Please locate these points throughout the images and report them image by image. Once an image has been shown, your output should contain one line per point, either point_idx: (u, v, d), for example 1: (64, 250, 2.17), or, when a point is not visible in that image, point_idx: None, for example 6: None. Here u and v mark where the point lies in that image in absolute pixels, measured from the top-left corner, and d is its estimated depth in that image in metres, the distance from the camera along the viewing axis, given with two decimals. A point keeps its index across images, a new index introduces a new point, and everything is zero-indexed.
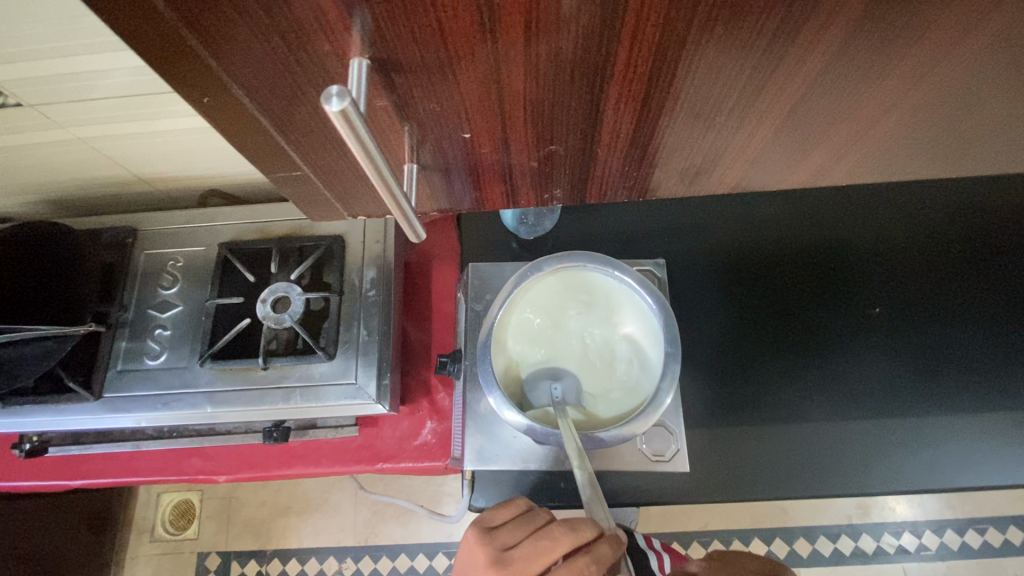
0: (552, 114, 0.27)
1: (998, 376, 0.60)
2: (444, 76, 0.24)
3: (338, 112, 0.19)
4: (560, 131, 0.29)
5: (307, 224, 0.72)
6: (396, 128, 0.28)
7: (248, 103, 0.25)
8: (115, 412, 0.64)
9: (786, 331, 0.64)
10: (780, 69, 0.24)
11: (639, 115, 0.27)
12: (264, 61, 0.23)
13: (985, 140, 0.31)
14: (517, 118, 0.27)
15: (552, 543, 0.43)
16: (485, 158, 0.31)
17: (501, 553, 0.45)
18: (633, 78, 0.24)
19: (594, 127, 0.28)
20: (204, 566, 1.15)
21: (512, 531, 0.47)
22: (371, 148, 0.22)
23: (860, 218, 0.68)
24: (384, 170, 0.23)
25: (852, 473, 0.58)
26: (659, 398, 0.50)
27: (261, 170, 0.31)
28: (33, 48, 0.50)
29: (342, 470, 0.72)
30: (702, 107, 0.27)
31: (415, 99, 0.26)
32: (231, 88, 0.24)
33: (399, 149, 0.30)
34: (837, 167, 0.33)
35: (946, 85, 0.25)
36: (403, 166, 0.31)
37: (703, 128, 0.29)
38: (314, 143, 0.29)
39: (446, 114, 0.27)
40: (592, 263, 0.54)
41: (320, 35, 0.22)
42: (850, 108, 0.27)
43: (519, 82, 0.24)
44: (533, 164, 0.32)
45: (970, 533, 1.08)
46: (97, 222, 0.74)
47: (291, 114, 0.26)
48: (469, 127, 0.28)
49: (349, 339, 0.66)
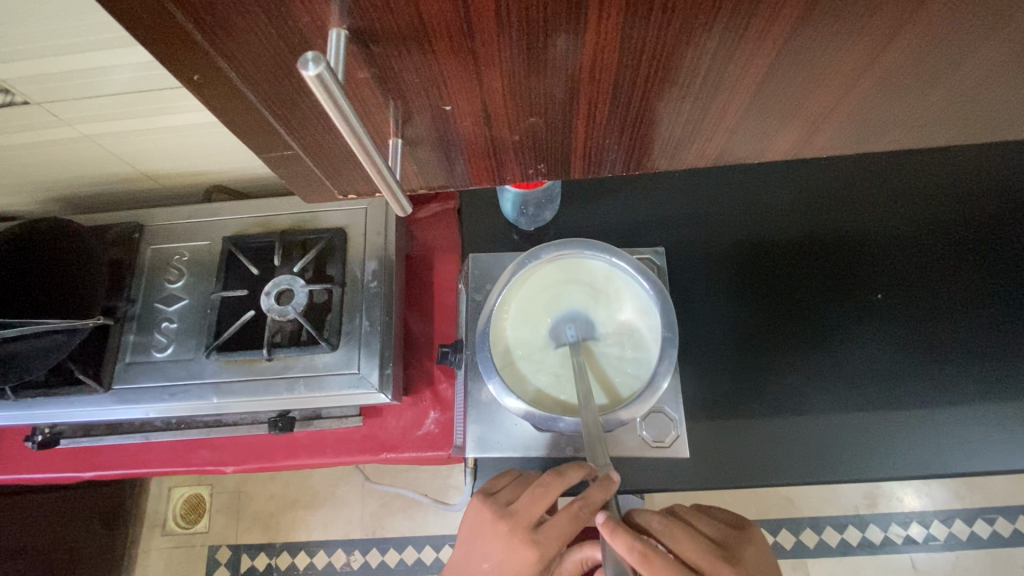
0: (530, 83, 0.27)
1: (999, 359, 0.60)
2: (421, 48, 0.24)
3: (315, 77, 0.19)
4: (538, 100, 0.29)
5: (310, 217, 0.73)
6: (378, 100, 0.28)
7: (233, 75, 0.26)
8: (124, 404, 0.66)
9: (786, 317, 0.65)
10: (746, 35, 0.24)
11: (615, 82, 0.28)
12: (248, 36, 0.24)
13: (973, 110, 0.31)
14: (495, 88, 0.28)
15: (546, 488, 0.46)
16: (468, 131, 0.32)
17: (503, 507, 0.47)
18: (604, 46, 0.25)
19: (571, 97, 0.29)
20: (215, 559, 1.17)
21: (513, 491, 0.49)
22: (350, 115, 0.22)
23: (860, 203, 0.68)
24: (365, 137, 0.24)
25: (851, 459, 0.58)
26: (658, 383, 0.52)
27: (252, 148, 0.32)
28: (38, 46, 0.51)
29: (347, 460, 0.73)
30: (676, 74, 0.27)
31: (395, 71, 0.26)
32: (216, 59, 0.25)
33: (384, 121, 0.30)
34: (816, 137, 0.33)
35: (917, 53, 0.26)
36: (388, 141, 0.32)
37: (679, 96, 0.29)
38: (300, 118, 0.29)
39: (426, 87, 0.27)
40: (587, 250, 0.56)
41: (298, 6, 0.22)
42: (821, 76, 0.27)
43: (494, 51, 0.25)
44: (516, 137, 0.33)
45: (979, 523, 1.07)
46: (104, 218, 0.75)
47: (275, 87, 0.27)
48: (449, 101, 0.29)
49: (351, 330, 0.67)
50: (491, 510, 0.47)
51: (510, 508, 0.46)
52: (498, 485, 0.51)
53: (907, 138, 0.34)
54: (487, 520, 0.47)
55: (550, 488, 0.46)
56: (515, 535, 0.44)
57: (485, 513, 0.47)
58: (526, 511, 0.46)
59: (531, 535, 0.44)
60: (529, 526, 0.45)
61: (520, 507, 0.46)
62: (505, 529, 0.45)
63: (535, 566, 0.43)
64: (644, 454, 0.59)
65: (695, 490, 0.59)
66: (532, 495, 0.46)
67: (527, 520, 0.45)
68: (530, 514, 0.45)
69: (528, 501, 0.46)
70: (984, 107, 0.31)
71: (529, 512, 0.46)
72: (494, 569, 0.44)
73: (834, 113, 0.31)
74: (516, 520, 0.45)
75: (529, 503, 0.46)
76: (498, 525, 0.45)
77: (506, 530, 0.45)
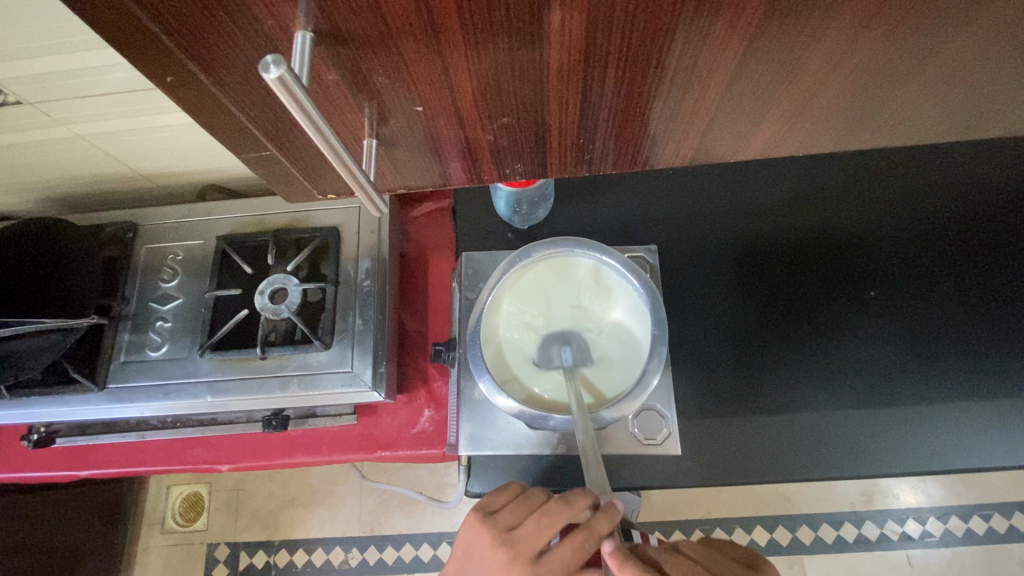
0: (501, 83, 0.28)
1: (988, 355, 0.60)
2: (387, 50, 0.25)
3: (277, 79, 0.19)
4: (510, 101, 0.29)
5: (304, 216, 0.73)
6: (350, 101, 0.29)
7: (204, 78, 0.26)
8: (119, 403, 0.66)
9: (776, 316, 0.65)
10: (711, 35, 0.24)
11: (585, 81, 0.28)
12: (216, 40, 0.24)
13: (954, 107, 0.31)
14: (467, 89, 0.28)
15: (551, 519, 0.46)
16: (444, 132, 0.32)
17: (505, 531, 0.47)
18: (571, 46, 0.25)
19: (542, 97, 0.29)
20: (214, 557, 1.18)
21: (514, 511, 0.49)
22: (315, 117, 0.22)
23: (850, 201, 0.68)
24: (334, 140, 0.24)
25: (843, 456, 0.58)
26: (648, 380, 0.52)
27: (230, 149, 0.32)
28: (30, 46, 0.51)
29: (342, 458, 0.73)
30: (646, 74, 0.27)
31: (364, 72, 0.26)
32: (187, 63, 0.25)
33: (357, 122, 0.31)
34: (794, 135, 0.33)
35: (881, 51, 0.26)
36: (363, 142, 0.32)
37: (650, 95, 0.29)
38: (272, 120, 0.29)
39: (397, 88, 0.28)
40: (577, 248, 0.56)
41: (262, 10, 0.22)
42: (789, 74, 0.27)
43: (461, 53, 0.25)
44: (491, 137, 0.33)
45: (974, 520, 1.08)
46: (99, 217, 0.75)
47: (246, 90, 0.27)
48: (421, 101, 0.29)
49: (345, 328, 0.67)
50: (492, 531, 0.47)
51: (511, 535, 0.46)
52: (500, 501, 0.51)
53: (888, 135, 0.34)
54: (485, 541, 0.47)
55: (556, 518, 0.46)
56: (515, 564, 0.45)
57: (484, 538, 0.47)
58: (529, 540, 0.46)
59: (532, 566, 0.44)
60: (531, 557, 0.45)
61: (523, 536, 0.46)
62: (505, 557, 0.45)
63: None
64: (636, 451, 0.60)
65: (688, 487, 0.60)
66: (539, 524, 0.46)
67: (530, 550, 0.45)
68: (532, 544, 0.45)
69: (533, 531, 0.46)
70: (962, 104, 0.31)
71: (532, 541, 0.46)
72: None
73: (809, 110, 0.31)
74: (517, 551, 0.45)
75: (534, 534, 0.46)
76: (498, 552, 0.46)
77: (506, 560, 0.45)
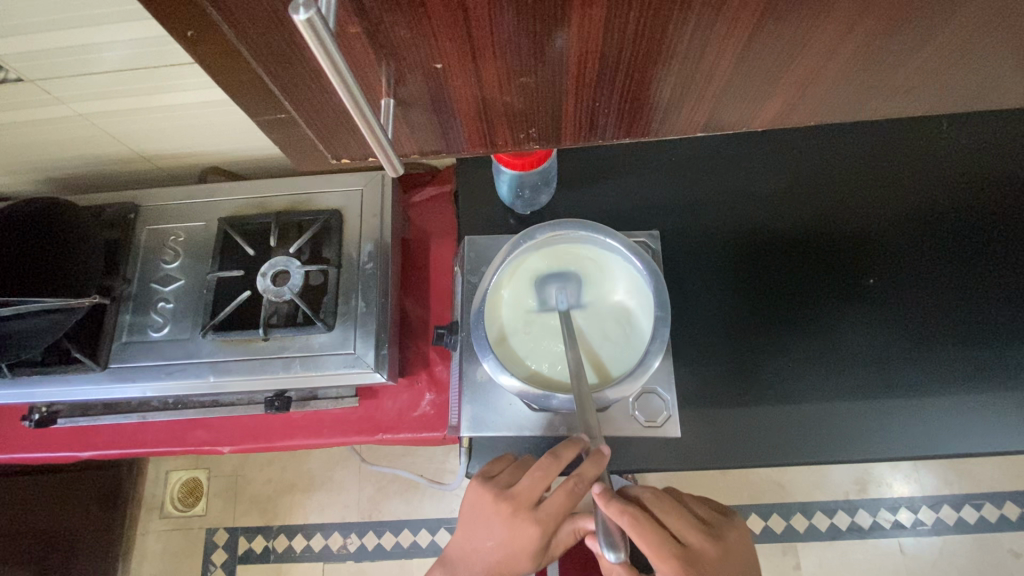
0: (519, 43, 0.28)
1: (984, 340, 0.61)
2: (409, 2, 0.25)
3: (306, 22, 0.19)
4: (529, 61, 0.29)
5: (306, 199, 0.73)
6: (370, 57, 0.29)
7: (225, 28, 0.26)
8: (121, 382, 0.66)
9: (777, 299, 0.65)
10: None
11: (605, 40, 0.28)
12: None
13: (957, 80, 0.32)
14: (486, 47, 0.28)
15: (545, 471, 0.46)
16: (460, 91, 0.32)
17: (503, 489, 0.48)
18: (593, 4, 0.25)
19: (561, 56, 0.29)
20: (213, 542, 1.18)
21: (511, 474, 0.50)
22: (339, 65, 0.22)
23: (853, 185, 0.69)
24: (355, 90, 0.24)
25: (841, 440, 0.59)
26: (649, 362, 0.53)
27: (243, 106, 0.33)
28: (28, 21, 0.50)
29: (343, 440, 0.74)
30: (667, 35, 0.27)
31: (386, 25, 0.26)
32: (210, 13, 0.25)
33: (376, 82, 0.31)
34: (804, 105, 0.34)
35: (896, 18, 0.26)
36: (380, 101, 0.32)
37: (670, 56, 0.29)
38: (293, 76, 0.29)
39: (417, 43, 0.28)
40: (582, 230, 0.56)
41: None
42: (805, 39, 0.28)
43: (484, 5, 0.25)
44: (507, 98, 0.33)
45: (966, 509, 1.09)
46: (99, 199, 0.75)
47: (267, 43, 0.27)
48: (440, 58, 0.29)
49: (348, 311, 0.67)
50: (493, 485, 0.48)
51: (510, 490, 0.47)
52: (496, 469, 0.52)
53: (892, 107, 0.35)
54: (487, 501, 0.48)
55: (550, 470, 0.46)
56: (517, 516, 0.46)
57: (482, 508, 0.48)
58: (527, 492, 0.46)
59: (534, 514, 0.46)
60: (530, 505, 0.46)
61: (520, 489, 0.47)
62: (508, 510, 0.46)
63: (537, 540, 0.46)
64: (637, 435, 0.60)
65: (687, 469, 0.60)
66: (532, 476, 0.46)
67: (528, 500, 0.46)
68: (530, 494, 0.46)
69: (529, 486, 0.46)
70: (968, 76, 0.32)
71: (528, 493, 0.46)
72: (497, 546, 0.47)
73: (819, 80, 0.31)
74: (518, 502, 0.46)
75: (529, 485, 0.46)
76: (500, 506, 0.46)
77: (509, 512, 0.46)
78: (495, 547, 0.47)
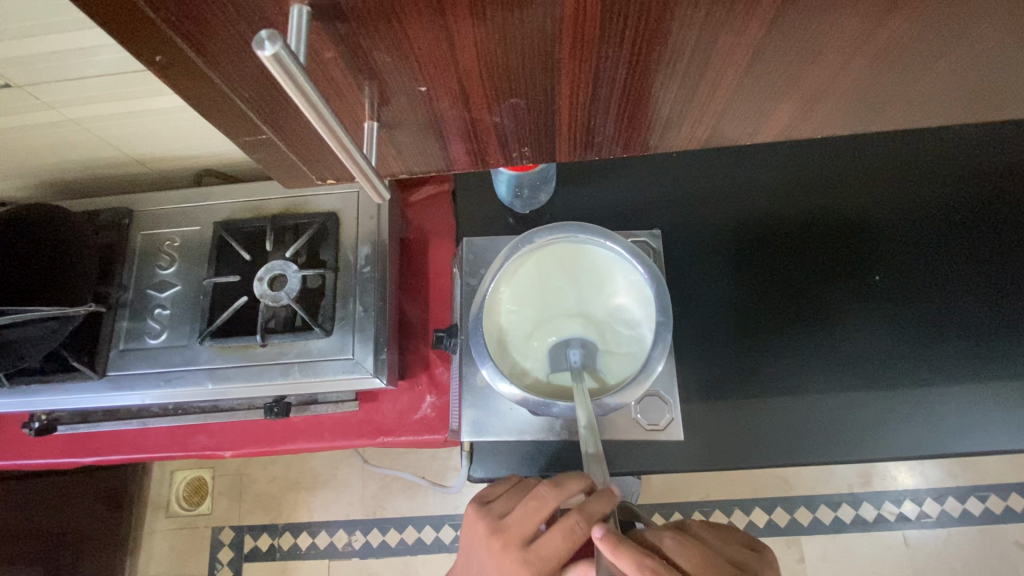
0: (507, 63, 0.27)
1: (994, 340, 0.60)
2: (389, 26, 0.24)
3: (272, 57, 0.19)
4: (519, 83, 0.29)
5: (301, 201, 0.72)
6: (351, 83, 0.28)
7: (196, 57, 0.25)
8: (118, 390, 0.66)
9: (782, 301, 0.64)
10: (725, 14, 0.24)
11: (592, 64, 0.27)
12: (205, 14, 0.23)
13: (974, 87, 0.31)
14: (472, 70, 0.27)
15: (539, 502, 0.46)
16: (447, 113, 0.31)
17: (497, 520, 0.47)
18: (584, 22, 0.24)
19: (551, 77, 0.28)
20: (218, 540, 1.18)
21: (508, 501, 0.50)
22: (313, 97, 0.21)
23: (857, 182, 0.67)
24: (331, 120, 0.23)
25: (845, 440, 0.58)
26: (652, 367, 0.51)
27: (225, 133, 0.32)
28: (14, 27, 0.49)
29: (344, 444, 0.73)
30: (659, 52, 0.26)
31: (366, 51, 0.25)
32: (178, 41, 0.24)
33: (358, 107, 0.30)
34: (808, 119, 0.33)
35: (903, 34, 0.25)
36: (364, 125, 0.32)
37: (664, 73, 0.28)
38: (267, 102, 0.29)
39: (399, 68, 0.27)
40: (581, 233, 0.55)
41: None
42: (812, 54, 0.27)
43: (467, 27, 0.24)
44: (497, 119, 0.32)
45: (971, 501, 1.08)
46: (93, 203, 0.74)
47: (239, 70, 0.26)
48: (425, 82, 0.28)
49: (345, 315, 0.66)
50: (486, 520, 0.48)
51: (504, 522, 0.46)
52: (495, 493, 0.52)
53: (902, 117, 0.34)
54: (481, 533, 0.47)
55: (546, 501, 0.46)
56: (507, 552, 0.45)
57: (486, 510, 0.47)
58: (520, 526, 0.46)
59: (523, 553, 0.44)
60: (522, 542, 0.45)
61: (514, 521, 0.46)
62: (498, 545, 0.45)
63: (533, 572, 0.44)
64: (639, 438, 0.60)
65: (690, 472, 0.60)
66: (527, 508, 0.46)
67: (522, 535, 0.45)
68: (524, 529, 0.45)
69: (523, 516, 0.46)
70: (983, 85, 0.31)
71: (522, 526, 0.46)
72: None
73: (830, 92, 0.30)
74: (509, 536, 0.45)
75: (526, 516, 0.46)
76: (491, 541, 0.46)
77: (500, 548, 0.45)
78: None
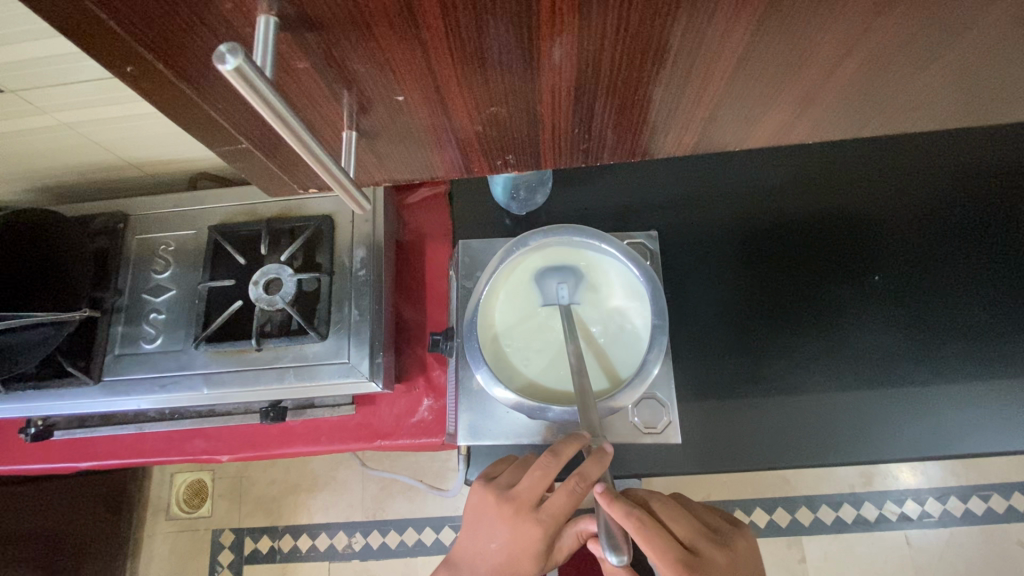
0: (486, 71, 0.26)
1: (993, 339, 0.59)
2: (359, 35, 0.23)
3: (234, 71, 0.18)
4: (499, 93, 0.28)
5: (296, 204, 0.72)
6: (325, 92, 0.28)
7: (163, 68, 0.25)
8: (114, 395, 0.66)
9: (779, 302, 0.63)
10: (709, 21, 0.23)
11: (573, 71, 0.27)
12: (168, 26, 0.23)
13: (971, 89, 0.30)
14: (450, 79, 0.27)
15: (543, 470, 0.45)
16: (428, 122, 0.31)
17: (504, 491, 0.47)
18: (561, 29, 0.24)
19: (531, 86, 0.28)
20: (218, 543, 1.18)
21: (513, 474, 0.50)
22: (280, 108, 0.21)
23: (854, 182, 0.67)
24: (300, 130, 0.22)
25: (844, 441, 0.58)
26: (648, 369, 0.52)
27: (203, 142, 0.32)
28: (6, 32, 0.49)
29: (342, 447, 0.73)
30: (638, 59, 0.26)
31: (338, 61, 0.25)
32: (143, 53, 0.24)
33: (336, 115, 0.30)
34: (801, 124, 0.33)
35: (891, 38, 0.25)
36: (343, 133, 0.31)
37: (645, 80, 0.28)
38: (240, 113, 0.29)
39: (375, 77, 0.26)
40: (577, 236, 0.55)
41: None
42: (795, 59, 0.26)
43: (440, 36, 0.24)
44: (479, 128, 0.32)
45: (973, 500, 1.08)
46: (87, 208, 0.74)
47: (209, 82, 0.26)
48: (402, 91, 0.28)
49: (341, 319, 0.66)
50: (493, 493, 0.47)
51: (512, 492, 0.46)
52: (500, 470, 0.52)
53: (900, 120, 0.33)
54: (489, 504, 0.47)
55: (549, 469, 0.45)
56: (519, 517, 0.45)
57: (482, 511, 0.47)
58: (528, 492, 0.45)
59: (534, 514, 0.45)
60: (532, 505, 0.45)
61: (521, 489, 0.45)
62: (510, 512, 0.45)
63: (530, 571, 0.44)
64: (637, 439, 0.59)
65: (689, 474, 0.59)
66: (531, 475, 0.45)
67: (530, 501, 0.45)
68: (532, 495, 0.45)
69: (529, 484, 0.45)
70: (982, 88, 0.30)
71: (530, 492, 0.45)
72: (500, 549, 0.46)
73: (822, 95, 0.30)
74: (519, 503, 0.45)
75: (531, 486, 0.45)
76: (502, 507, 0.46)
77: (511, 513, 0.45)
78: (499, 550, 0.46)
